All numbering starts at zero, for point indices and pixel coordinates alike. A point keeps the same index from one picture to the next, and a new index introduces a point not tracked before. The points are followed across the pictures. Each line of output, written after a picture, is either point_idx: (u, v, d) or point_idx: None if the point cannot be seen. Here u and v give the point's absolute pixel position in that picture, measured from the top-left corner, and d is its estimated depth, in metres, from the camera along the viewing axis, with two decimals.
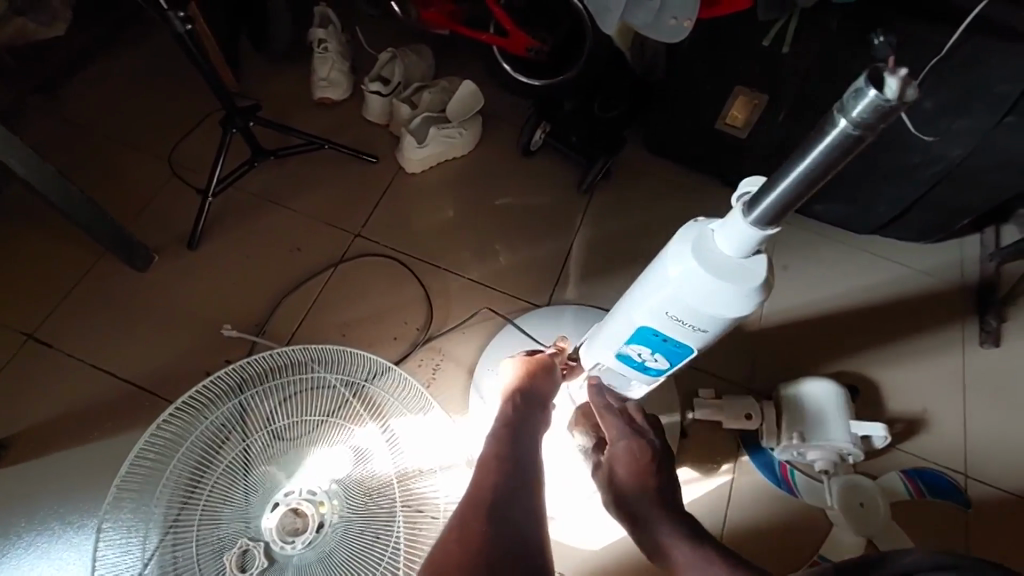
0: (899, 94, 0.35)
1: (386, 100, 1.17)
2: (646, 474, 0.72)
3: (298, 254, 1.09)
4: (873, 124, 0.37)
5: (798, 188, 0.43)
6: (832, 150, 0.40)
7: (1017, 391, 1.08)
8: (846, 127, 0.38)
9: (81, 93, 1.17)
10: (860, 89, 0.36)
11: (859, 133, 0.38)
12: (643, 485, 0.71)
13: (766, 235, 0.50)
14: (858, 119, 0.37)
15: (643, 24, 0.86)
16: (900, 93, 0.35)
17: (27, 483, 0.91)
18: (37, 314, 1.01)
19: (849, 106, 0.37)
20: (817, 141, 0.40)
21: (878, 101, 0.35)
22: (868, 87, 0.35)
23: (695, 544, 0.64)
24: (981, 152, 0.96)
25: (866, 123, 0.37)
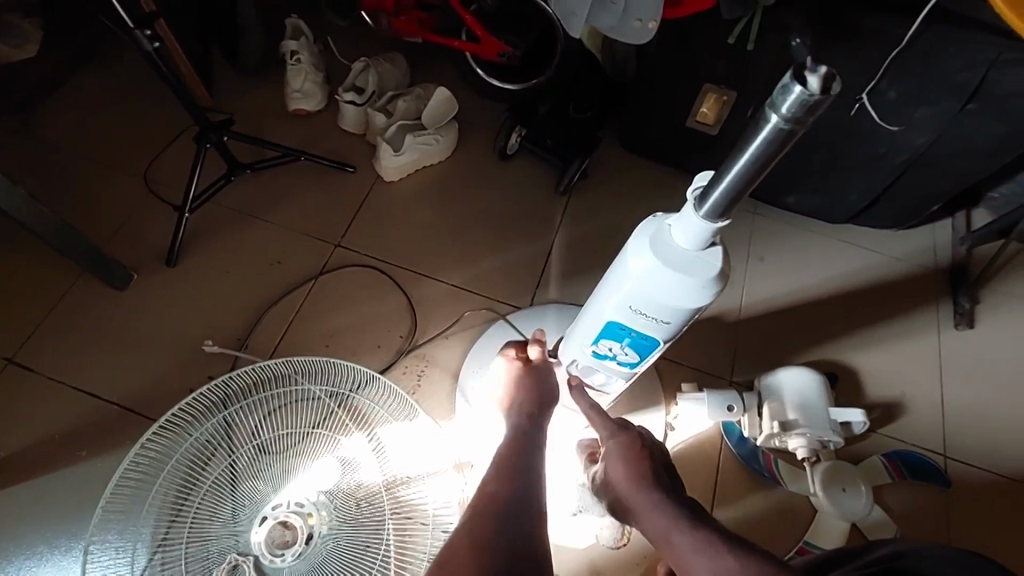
0: (825, 89, 0.37)
1: (361, 109, 1.17)
2: (643, 468, 0.71)
3: (278, 266, 1.09)
4: (800, 119, 0.39)
5: (741, 181, 0.45)
6: (767, 145, 0.41)
7: (991, 371, 1.11)
8: (778, 122, 0.39)
9: (53, 114, 1.16)
10: (786, 85, 0.37)
11: (790, 127, 0.39)
12: (636, 473, 0.71)
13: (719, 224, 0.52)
14: (786, 114, 0.38)
15: (608, 27, 0.87)
16: (822, 87, 0.36)
17: (12, 509, 0.90)
18: (15, 338, 1.00)
19: (777, 101, 0.38)
20: (752, 136, 0.42)
21: (802, 97, 0.37)
22: (793, 83, 0.37)
23: (696, 526, 0.63)
24: (945, 139, 0.98)
25: (795, 117, 0.38)
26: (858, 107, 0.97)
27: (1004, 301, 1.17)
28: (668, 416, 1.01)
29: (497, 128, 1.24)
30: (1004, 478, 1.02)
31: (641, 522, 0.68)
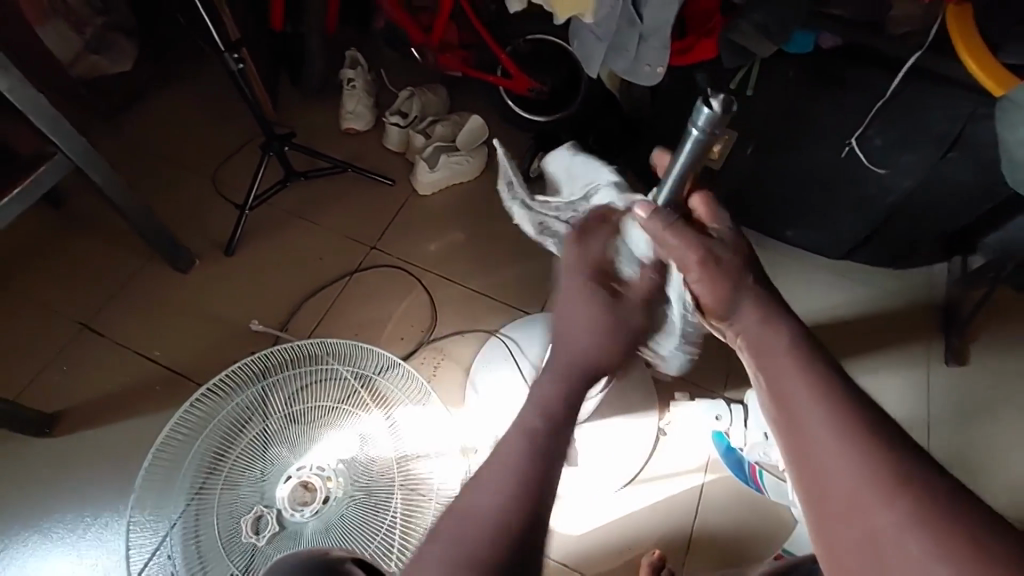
0: (725, 107, 0.50)
1: (403, 131, 1.33)
2: (736, 291, 0.60)
3: (320, 262, 1.23)
4: (712, 130, 0.52)
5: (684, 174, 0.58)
6: (695, 150, 0.55)
7: (977, 407, 1.16)
8: (697, 134, 0.53)
9: (143, 121, 1.36)
10: (698, 109, 0.51)
11: (706, 136, 0.53)
12: (728, 303, 0.61)
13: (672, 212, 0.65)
14: (702, 128, 0.52)
15: (622, 69, 0.99)
16: (722, 107, 0.50)
17: (76, 452, 1.04)
18: (92, 306, 1.16)
19: (694, 119, 0.52)
20: (683, 143, 0.56)
21: (710, 115, 0.50)
22: (703, 106, 0.50)
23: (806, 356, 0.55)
24: (930, 184, 1.06)
25: (709, 129, 0.52)
26: (848, 150, 1.08)
27: (996, 342, 1.22)
28: (661, 421, 1.08)
29: (523, 154, 1.38)
30: None
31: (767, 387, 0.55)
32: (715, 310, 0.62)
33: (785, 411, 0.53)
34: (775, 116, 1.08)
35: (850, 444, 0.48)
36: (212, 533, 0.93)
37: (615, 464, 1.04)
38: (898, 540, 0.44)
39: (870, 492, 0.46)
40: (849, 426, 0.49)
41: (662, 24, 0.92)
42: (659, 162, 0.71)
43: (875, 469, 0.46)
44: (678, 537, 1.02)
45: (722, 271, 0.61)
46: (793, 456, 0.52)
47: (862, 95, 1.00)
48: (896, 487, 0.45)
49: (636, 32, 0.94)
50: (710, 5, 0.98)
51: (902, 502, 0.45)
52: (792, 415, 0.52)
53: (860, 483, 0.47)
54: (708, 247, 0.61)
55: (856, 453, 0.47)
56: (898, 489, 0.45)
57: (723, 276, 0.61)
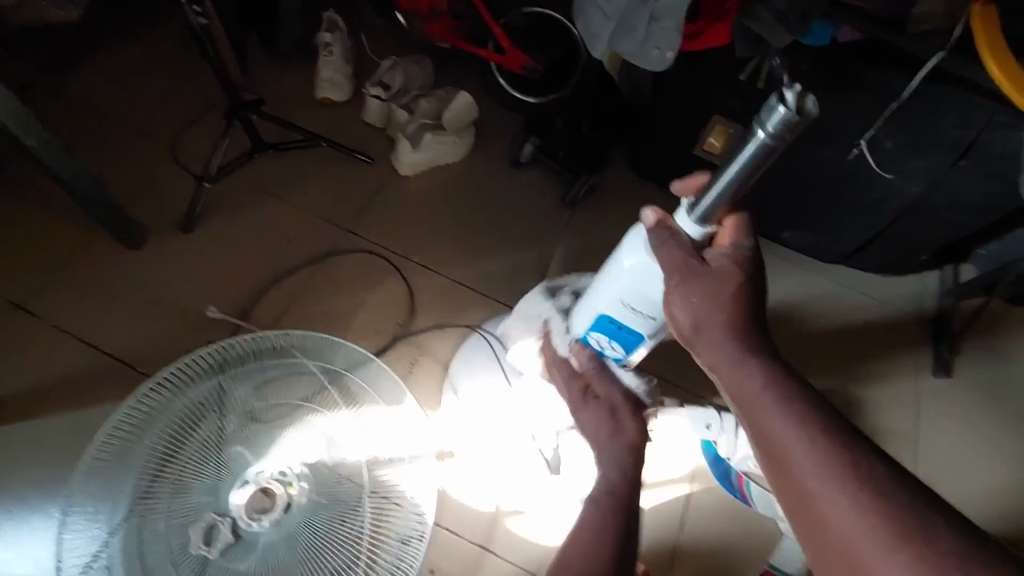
0: (803, 111, 0.46)
1: (384, 104, 1.23)
2: (717, 317, 0.56)
3: (289, 245, 1.13)
4: (781, 134, 0.47)
5: (734, 184, 0.53)
6: (754, 156, 0.50)
7: (963, 420, 1.15)
8: (763, 137, 0.48)
9: (89, 76, 1.21)
10: (772, 105, 0.46)
11: (772, 141, 0.48)
12: (710, 329, 0.56)
13: (716, 224, 0.59)
14: (771, 130, 0.47)
15: (629, 51, 0.91)
16: (801, 109, 0.45)
17: (3, 448, 0.92)
18: (27, 284, 1.03)
19: (764, 119, 0.47)
20: (744, 147, 0.50)
21: (785, 115, 0.46)
22: (778, 103, 0.46)
23: (787, 393, 0.52)
24: (936, 192, 1.03)
25: (777, 133, 0.47)
26: (856, 153, 1.03)
27: (984, 354, 1.21)
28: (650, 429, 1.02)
29: (513, 138, 1.29)
30: None
31: (751, 424, 0.53)
32: (687, 333, 0.58)
33: (773, 451, 0.51)
34: None
35: (838, 491, 0.46)
36: (159, 543, 0.83)
37: None
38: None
39: (869, 543, 0.44)
40: (837, 471, 0.47)
41: (676, 4, 0.84)
42: (685, 180, 0.65)
43: (869, 513, 0.45)
44: (663, 550, 0.97)
45: (701, 288, 0.57)
46: (788, 503, 0.50)
47: (878, 96, 0.95)
48: (896, 534, 0.43)
49: (647, 9, 0.85)
50: None
51: (900, 552, 0.43)
52: (780, 458, 0.50)
53: (857, 532, 0.45)
54: (689, 262, 0.58)
55: (845, 499, 0.46)
56: (894, 540, 0.43)
57: (701, 297, 0.57)
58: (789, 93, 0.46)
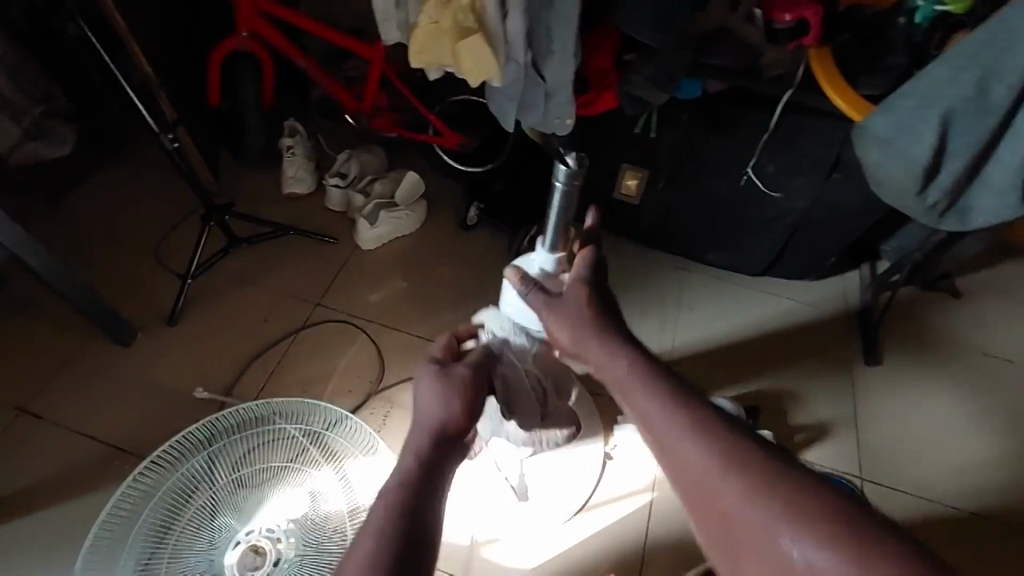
0: (579, 164, 0.67)
1: (344, 192, 1.40)
2: (582, 324, 0.71)
3: (266, 323, 1.25)
4: (573, 180, 0.67)
5: (562, 218, 0.73)
6: (562, 199, 0.70)
7: (898, 401, 1.25)
8: (561, 186, 0.68)
9: (82, 201, 1.37)
10: (557, 166, 0.67)
11: (569, 187, 0.68)
12: (578, 336, 0.70)
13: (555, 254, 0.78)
14: (564, 181, 0.68)
15: (535, 122, 1.08)
16: (576, 165, 0.66)
17: (11, 544, 0.99)
18: (29, 390, 1.13)
19: (557, 174, 0.68)
20: (552, 195, 0.70)
21: (566, 170, 0.67)
22: (562, 163, 0.67)
23: (640, 363, 0.64)
24: (822, 202, 1.18)
25: (569, 182, 0.67)
26: (746, 179, 1.19)
27: (907, 339, 1.33)
28: (606, 446, 1.12)
29: (459, 204, 1.46)
30: (913, 496, 1.14)
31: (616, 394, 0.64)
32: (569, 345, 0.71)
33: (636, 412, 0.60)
34: (680, 154, 1.19)
35: (680, 433, 0.55)
36: None
37: (564, 494, 1.07)
38: (729, 495, 0.49)
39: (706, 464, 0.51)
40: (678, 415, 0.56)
41: (563, 82, 0.99)
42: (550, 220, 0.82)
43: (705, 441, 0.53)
44: (632, 559, 1.03)
45: (566, 312, 0.72)
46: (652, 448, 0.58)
47: (751, 131, 1.12)
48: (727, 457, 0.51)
49: (541, 89, 1.02)
50: (606, 62, 1.08)
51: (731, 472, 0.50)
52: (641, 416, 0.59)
53: (697, 459, 0.52)
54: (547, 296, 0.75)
55: (682, 434, 0.55)
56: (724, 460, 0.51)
57: (567, 318, 0.72)
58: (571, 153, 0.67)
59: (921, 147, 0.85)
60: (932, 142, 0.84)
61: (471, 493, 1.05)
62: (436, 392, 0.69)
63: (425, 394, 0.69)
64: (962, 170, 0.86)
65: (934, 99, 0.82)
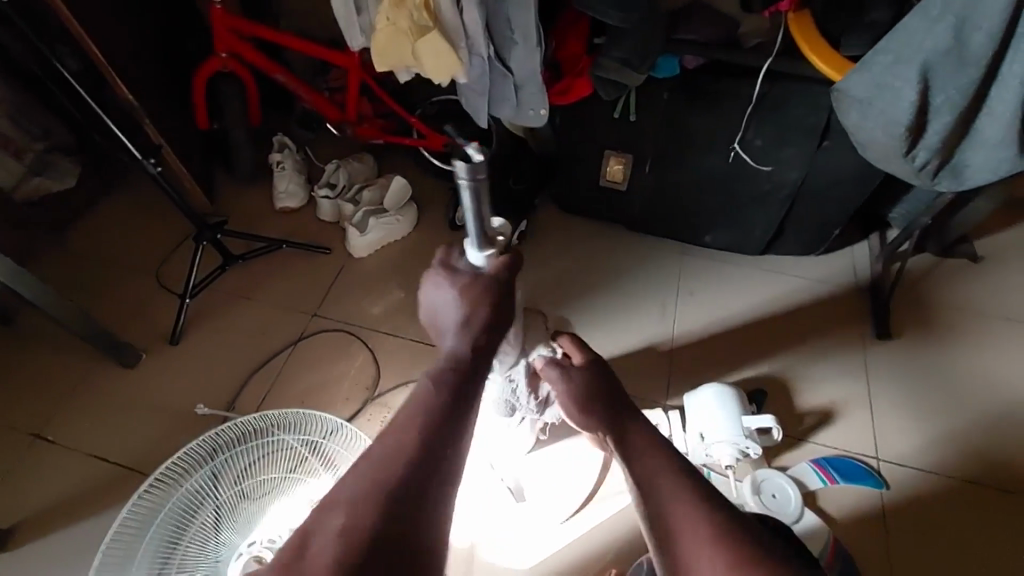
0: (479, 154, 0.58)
1: (333, 202, 1.41)
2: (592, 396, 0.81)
3: (264, 337, 1.27)
4: (478, 176, 0.59)
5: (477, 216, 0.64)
6: (473, 195, 0.61)
7: (915, 374, 1.19)
8: (467, 182, 0.59)
9: (87, 229, 1.42)
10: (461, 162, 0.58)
11: (477, 183, 0.59)
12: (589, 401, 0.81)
13: (498, 257, 0.69)
14: (470, 177, 0.59)
15: (510, 116, 1.06)
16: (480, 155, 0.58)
17: (31, 563, 1.03)
18: (43, 415, 1.17)
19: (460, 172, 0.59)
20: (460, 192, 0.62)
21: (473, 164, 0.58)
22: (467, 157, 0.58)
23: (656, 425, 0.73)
24: (815, 172, 1.13)
25: (474, 178, 0.59)
26: (734, 155, 1.15)
27: (923, 309, 1.26)
28: None
29: (448, 205, 1.45)
30: (937, 476, 1.08)
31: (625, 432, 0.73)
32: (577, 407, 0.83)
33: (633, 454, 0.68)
34: (665, 135, 1.15)
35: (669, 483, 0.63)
36: None
37: (562, 493, 1.04)
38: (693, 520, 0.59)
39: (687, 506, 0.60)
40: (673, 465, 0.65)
41: (531, 75, 0.99)
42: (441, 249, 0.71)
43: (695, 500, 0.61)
44: (637, 555, 1.01)
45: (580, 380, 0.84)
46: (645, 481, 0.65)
47: (734, 104, 1.08)
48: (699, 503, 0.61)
49: (510, 83, 1.01)
50: (578, 47, 1.05)
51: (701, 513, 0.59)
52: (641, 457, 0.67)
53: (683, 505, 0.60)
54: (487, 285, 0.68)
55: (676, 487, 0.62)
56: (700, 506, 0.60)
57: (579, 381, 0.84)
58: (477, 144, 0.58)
59: (901, 106, 0.81)
60: (914, 100, 0.80)
61: (467, 494, 1.04)
62: (454, 315, 0.64)
63: (440, 301, 0.66)
64: (950, 127, 0.82)
65: (910, 55, 0.78)
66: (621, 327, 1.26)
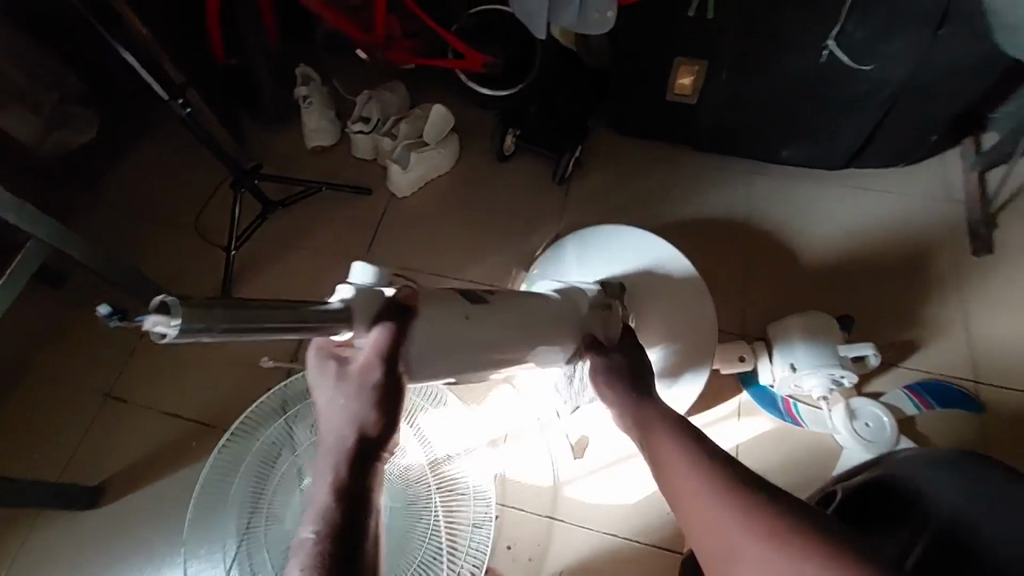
0: (163, 323, 0.42)
1: (369, 136, 1.30)
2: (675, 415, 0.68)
3: (317, 285, 1.23)
4: (183, 325, 0.42)
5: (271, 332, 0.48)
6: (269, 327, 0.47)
7: (1013, 291, 1.10)
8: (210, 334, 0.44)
9: (117, 184, 1.35)
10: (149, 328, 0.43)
11: (190, 335, 0.43)
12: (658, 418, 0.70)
13: (382, 319, 0.54)
14: (186, 336, 0.43)
15: (571, 23, 0.93)
16: (154, 325, 0.42)
17: (125, 517, 1.07)
18: (109, 376, 1.16)
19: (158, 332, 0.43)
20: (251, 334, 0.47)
21: (163, 323, 0.42)
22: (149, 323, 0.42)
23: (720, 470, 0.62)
24: (921, 70, 1.00)
25: (187, 333, 0.43)
26: (827, 54, 1.00)
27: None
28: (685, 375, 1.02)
29: (493, 134, 1.33)
30: None
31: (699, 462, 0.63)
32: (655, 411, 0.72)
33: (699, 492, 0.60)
34: (746, 36, 1.01)
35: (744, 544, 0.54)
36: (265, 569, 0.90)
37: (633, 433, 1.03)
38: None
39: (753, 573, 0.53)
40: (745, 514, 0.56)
41: None
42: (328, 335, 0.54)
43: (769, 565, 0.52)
44: None
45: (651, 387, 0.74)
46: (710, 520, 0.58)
47: None
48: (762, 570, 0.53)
49: None
50: None
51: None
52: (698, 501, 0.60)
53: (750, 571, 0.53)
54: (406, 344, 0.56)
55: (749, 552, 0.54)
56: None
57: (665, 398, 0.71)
58: (158, 310, 0.42)
59: None
60: None
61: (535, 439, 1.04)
62: (346, 403, 0.52)
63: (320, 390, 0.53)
64: None
65: None
66: (691, 255, 1.18)
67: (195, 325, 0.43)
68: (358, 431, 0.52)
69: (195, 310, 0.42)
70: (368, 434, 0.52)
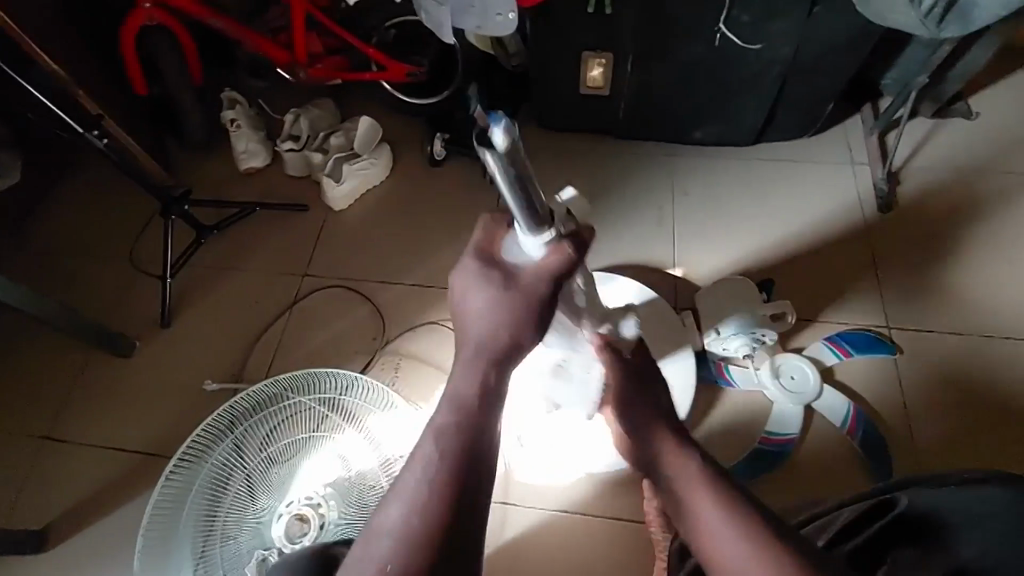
0: (507, 135, 0.42)
1: (300, 153, 1.31)
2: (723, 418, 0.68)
3: (258, 304, 1.23)
4: (511, 144, 0.43)
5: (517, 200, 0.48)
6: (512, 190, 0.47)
7: (920, 241, 1.18)
8: (495, 158, 0.43)
9: (44, 223, 1.33)
10: (496, 133, 0.42)
11: (504, 160, 0.44)
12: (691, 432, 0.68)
13: (559, 240, 0.53)
14: (502, 155, 0.43)
15: (475, 26, 0.98)
16: (502, 135, 0.42)
17: (73, 559, 1.03)
18: (48, 418, 1.14)
19: (494, 144, 0.43)
20: (500, 186, 0.47)
21: (506, 130, 0.42)
22: (500, 129, 0.42)
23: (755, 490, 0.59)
24: (805, 45, 1.07)
25: (507, 156, 0.43)
26: (720, 37, 1.07)
27: (922, 175, 1.24)
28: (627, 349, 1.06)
29: (423, 140, 1.36)
30: (949, 336, 1.10)
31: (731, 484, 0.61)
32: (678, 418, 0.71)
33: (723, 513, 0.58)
34: (644, 26, 1.07)
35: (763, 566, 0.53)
36: None
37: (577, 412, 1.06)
38: None
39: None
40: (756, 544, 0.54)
41: None
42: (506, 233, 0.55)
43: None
44: None
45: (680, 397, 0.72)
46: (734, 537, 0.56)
47: None
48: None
49: None
50: None
51: None
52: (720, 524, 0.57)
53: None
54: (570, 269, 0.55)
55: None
56: None
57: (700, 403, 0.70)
58: (504, 120, 0.42)
59: None
60: None
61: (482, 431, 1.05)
62: (492, 308, 0.53)
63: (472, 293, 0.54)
64: None
65: None
66: (622, 238, 1.23)
67: (515, 152, 0.44)
68: (499, 344, 0.53)
69: (520, 137, 0.43)
70: (510, 347, 0.53)
